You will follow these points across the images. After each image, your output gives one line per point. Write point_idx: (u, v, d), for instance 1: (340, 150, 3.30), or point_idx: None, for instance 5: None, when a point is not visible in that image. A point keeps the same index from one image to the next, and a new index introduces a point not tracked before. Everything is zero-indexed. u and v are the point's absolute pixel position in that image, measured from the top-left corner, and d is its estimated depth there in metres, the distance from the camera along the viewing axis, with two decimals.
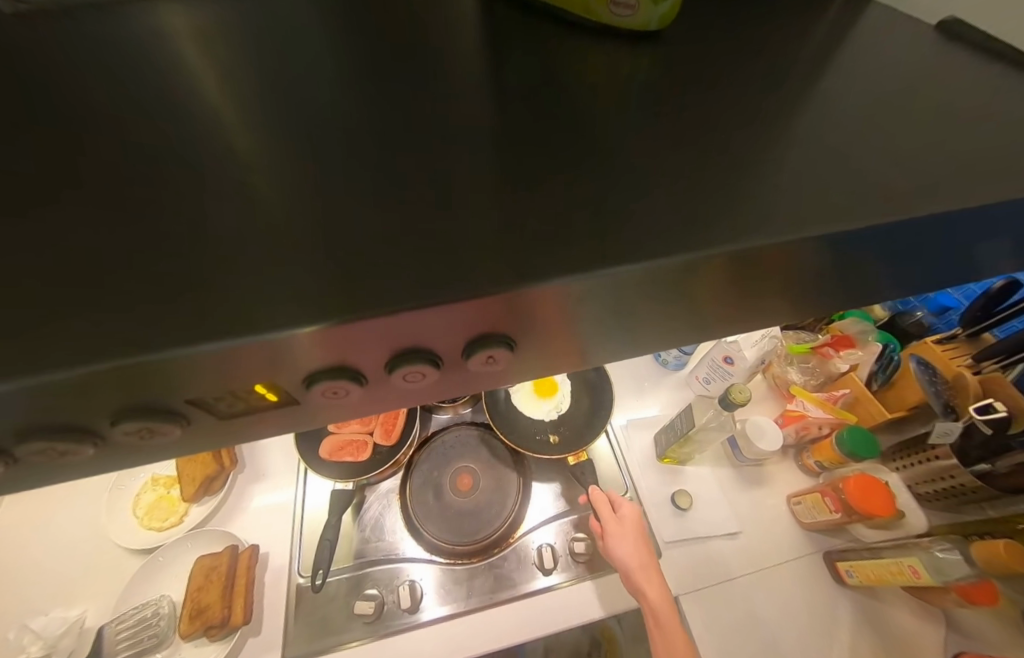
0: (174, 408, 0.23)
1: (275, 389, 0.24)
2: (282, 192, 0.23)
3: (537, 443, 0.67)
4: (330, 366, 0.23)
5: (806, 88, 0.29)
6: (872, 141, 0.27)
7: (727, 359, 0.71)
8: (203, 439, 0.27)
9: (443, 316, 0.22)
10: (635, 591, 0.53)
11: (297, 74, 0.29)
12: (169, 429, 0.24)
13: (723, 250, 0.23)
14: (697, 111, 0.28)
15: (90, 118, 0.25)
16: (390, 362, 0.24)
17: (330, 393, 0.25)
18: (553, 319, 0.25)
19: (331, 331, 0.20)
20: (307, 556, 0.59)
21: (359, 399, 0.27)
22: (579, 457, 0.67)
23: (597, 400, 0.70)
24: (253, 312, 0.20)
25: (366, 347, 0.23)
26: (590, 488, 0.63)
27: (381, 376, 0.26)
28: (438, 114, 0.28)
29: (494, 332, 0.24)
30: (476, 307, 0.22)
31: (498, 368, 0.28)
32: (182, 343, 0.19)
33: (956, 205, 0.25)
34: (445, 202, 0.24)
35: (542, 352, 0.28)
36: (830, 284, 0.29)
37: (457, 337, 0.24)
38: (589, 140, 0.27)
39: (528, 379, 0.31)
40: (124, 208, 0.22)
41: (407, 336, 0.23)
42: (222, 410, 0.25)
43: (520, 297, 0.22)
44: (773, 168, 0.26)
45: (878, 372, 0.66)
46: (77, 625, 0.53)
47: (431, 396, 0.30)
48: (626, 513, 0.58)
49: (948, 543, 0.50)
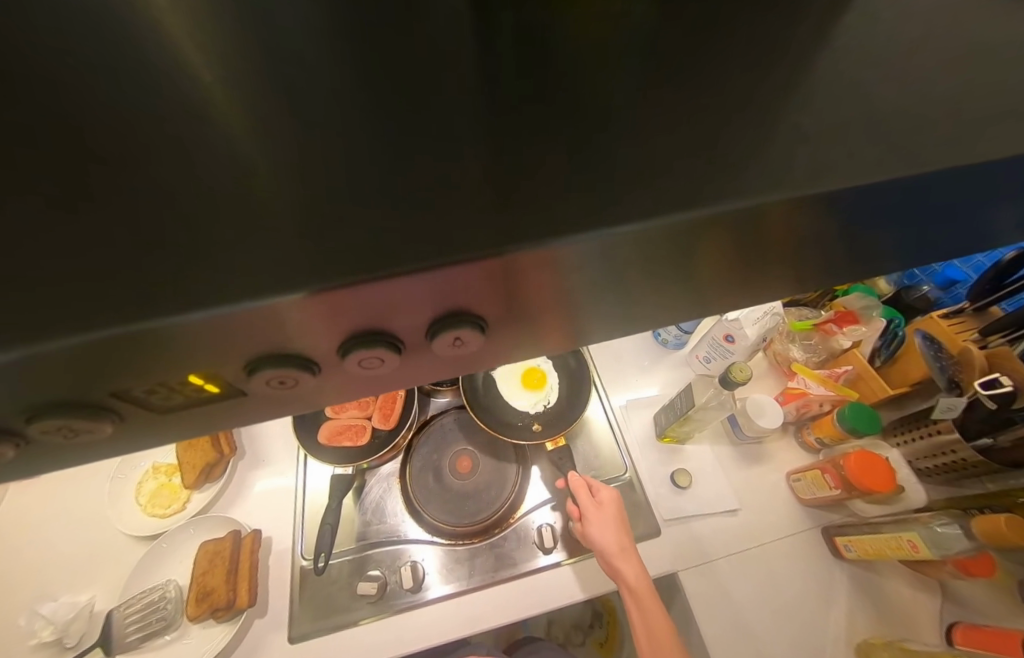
0: (96, 403, 0.22)
1: (214, 380, 0.24)
2: (259, 158, 0.22)
3: (522, 428, 0.66)
4: (273, 353, 0.23)
5: (830, 30, 0.27)
6: (896, 89, 0.25)
7: (727, 337, 0.70)
8: (138, 435, 0.26)
9: (385, 294, 0.21)
10: (613, 572, 0.54)
11: (281, 22, 0.27)
12: (98, 426, 0.23)
13: (724, 207, 0.22)
14: (707, 61, 0.26)
15: (32, 79, 0.23)
16: (342, 347, 0.24)
17: (278, 382, 0.25)
18: (544, 290, 0.24)
19: (310, 302, 0.20)
20: (310, 539, 0.60)
21: (315, 386, 0.27)
22: (557, 443, 0.66)
23: (579, 396, 0.69)
24: (240, 278, 0.19)
25: (318, 328, 0.22)
26: (568, 474, 0.62)
27: (334, 362, 0.25)
28: (426, 70, 0.26)
29: (454, 311, 0.24)
30: (455, 275, 0.21)
31: (462, 352, 0.27)
32: (164, 310, 0.18)
33: (973, 158, 0.23)
34: (438, 161, 0.23)
35: (512, 333, 0.27)
36: (834, 251, 0.28)
37: (412, 317, 0.23)
38: (583, 97, 0.25)
39: (500, 362, 0.31)
40: (90, 175, 0.21)
41: (357, 317, 0.22)
42: (155, 404, 0.24)
43: (514, 262, 0.21)
44: (784, 122, 0.24)
45: (882, 348, 0.65)
46: (86, 610, 0.55)
47: (393, 382, 0.29)
48: (604, 497, 0.58)
49: (948, 517, 0.50)
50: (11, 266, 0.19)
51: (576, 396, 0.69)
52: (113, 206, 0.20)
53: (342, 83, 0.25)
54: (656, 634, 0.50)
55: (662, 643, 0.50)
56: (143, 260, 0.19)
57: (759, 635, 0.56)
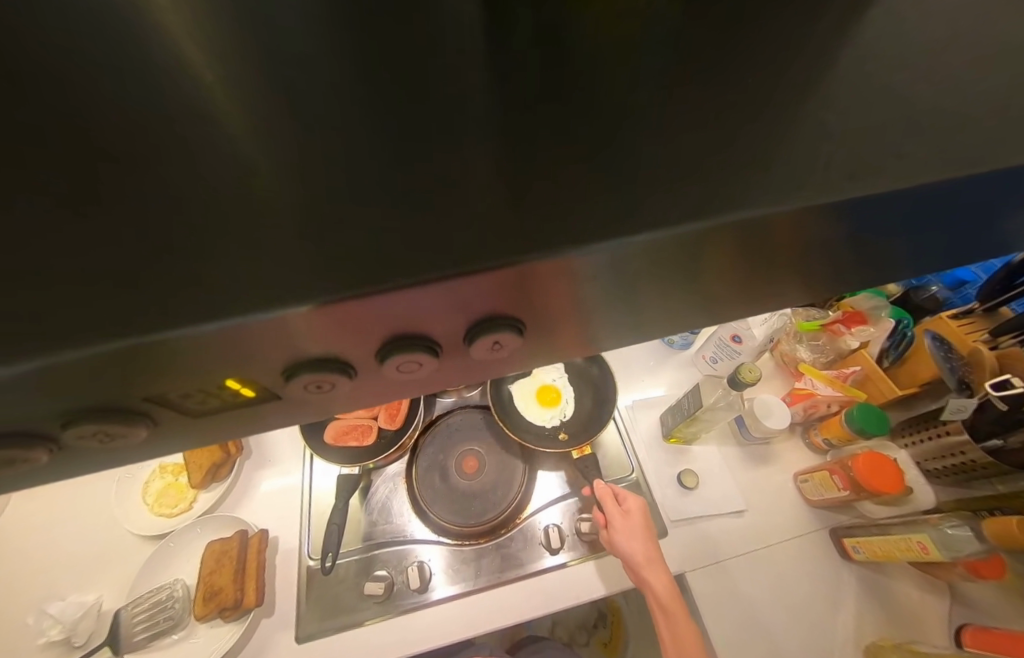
0: (131, 407, 0.22)
1: (250, 384, 0.24)
2: (269, 161, 0.22)
3: (547, 439, 0.66)
4: (314, 357, 0.23)
5: (844, 30, 0.27)
6: (911, 89, 0.25)
7: (735, 338, 0.71)
8: (171, 439, 0.26)
9: (429, 298, 0.21)
10: (641, 581, 0.54)
11: (289, 21, 0.27)
12: (133, 431, 0.23)
13: (739, 210, 0.22)
14: (719, 61, 0.26)
15: (41, 81, 0.23)
16: (381, 351, 0.24)
17: (315, 386, 0.25)
18: (583, 291, 0.24)
19: (338, 307, 0.20)
20: (316, 539, 0.60)
21: (349, 390, 0.27)
22: (584, 451, 0.65)
23: (604, 404, 0.68)
24: (248, 287, 0.19)
25: (359, 332, 0.22)
26: (594, 482, 0.62)
27: (371, 366, 0.25)
28: (437, 70, 0.26)
29: (494, 314, 0.24)
30: (500, 278, 0.21)
31: (498, 355, 0.27)
32: (173, 319, 0.18)
33: (990, 160, 0.23)
34: (449, 163, 0.23)
35: (547, 335, 0.27)
36: (849, 253, 0.28)
37: (454, 321, 0.23)
38: (594, 97, 0.25)
39: (531, 365, 0.31)
40: (99, 179, 0.21)
41: (398, 321, 0.22)
42: (191, 408, 0.24)
43: (528, 271, 0.21)
44: (797, 123, 0.24)
45: (890, 348, 0.64)
46: (94, 608, 0.55)
47: (424, 386, 0.29)
48: (631, 505, 0.58)
49: (958, 519, 0.49)
50: (21, 270, 0.19)
51: (602, 404, 0.68)
52: (122, 210, 0.20)
53: (353, 84, 0.25)
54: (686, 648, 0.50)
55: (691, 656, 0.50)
56: (153, 265, 0.19)
57: (767, 637, 0.56)
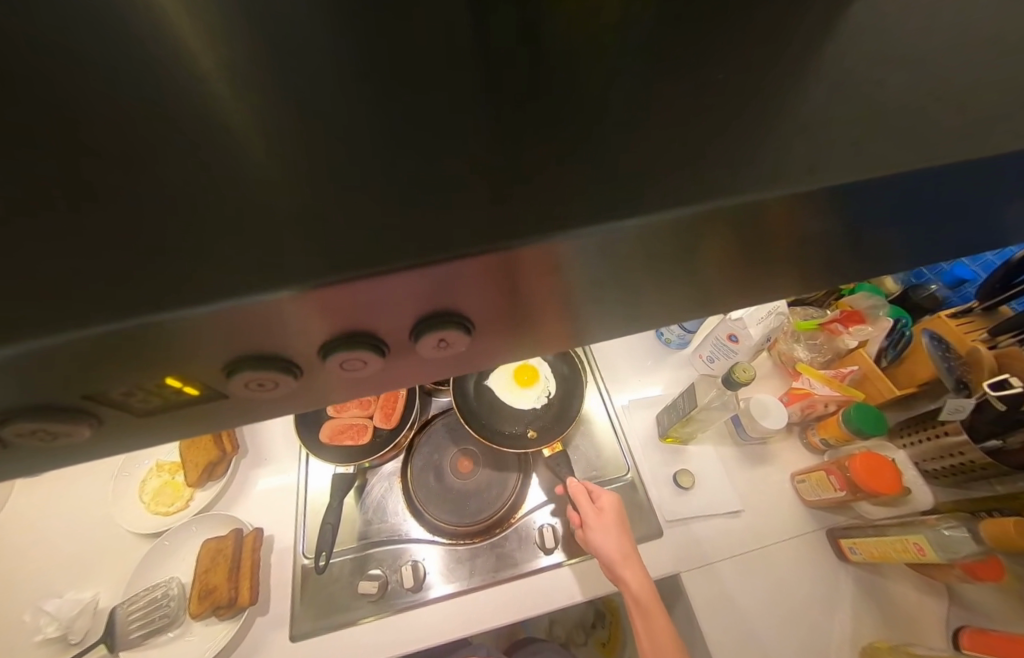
0: (70, 406, 0.22)
1: (192, 383, 0.24)
2: (259, 153, 0.22)
3: (516, 437, 0.66)
4: (252, 354, 0.23)
5: (837, 21, 0.26)
6: (904, 81, 0.24)
7: (731, 337, 0.69)
8: (117, 438, 0.26)
9: (366, 295, 0.21)
10: (616, 579, 0.54)
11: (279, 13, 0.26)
12: (75, 430, 0.23)
13: (728, 202, 0.21)
14: (711, 53, 0.25)
15: (35, 79, 0.23)
16: (323, 348, 0.23)
17: (257, 385, 0.24)
18: (530, 289, 0.24)
19: (277, 305, 0.20)
20: (311, 537, 0.60)
21: (296, 388, 0.27)
22: (555, 449, 0.64)
23: (573, 397, 0.68)
24: (241, 278, 0.19)
25: (299, 328, 0.22)
26: (567, 480, 0.61)
27: (316, 364, 0.25)
28: (427, 62, 0.26)
29: (437, 311, 0.23)
30: (431, 275, 0.21)
31: (446, 354, 0.27)
32: (169, 306, 0.19)
33: (982, 152, 0.23)
34: (438, 156, 0.23)
35: (497, 335, 0.27)
36: (840, 247, 0.27)
37: (395, 318, 0.23)
38: (585, 91, 0.25)
39: (485, 364, 0.30)
40: (91, 175, 0.21)
41: (336, 318, 0.22)
42: (134, 407, 0.24)
43: (517, 257, 0.21)
44: (788, 114, 0.23)
45: (889, 348, 0.63)
46: (91, 606, 0.55)
47: (377, 384, 0.29)
48: (604, 504, 0.57)
49: (956, 521, 0.49)
50: (16, 267, 0.19)
51: (571, 397, 0.69)
52: (113, 206, 0.20)
53: (341, 76, 0.25)
54: (658, 641, 0.51)
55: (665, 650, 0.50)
56: (146, 260, 0.19)
57: (763, 639, 0.55)
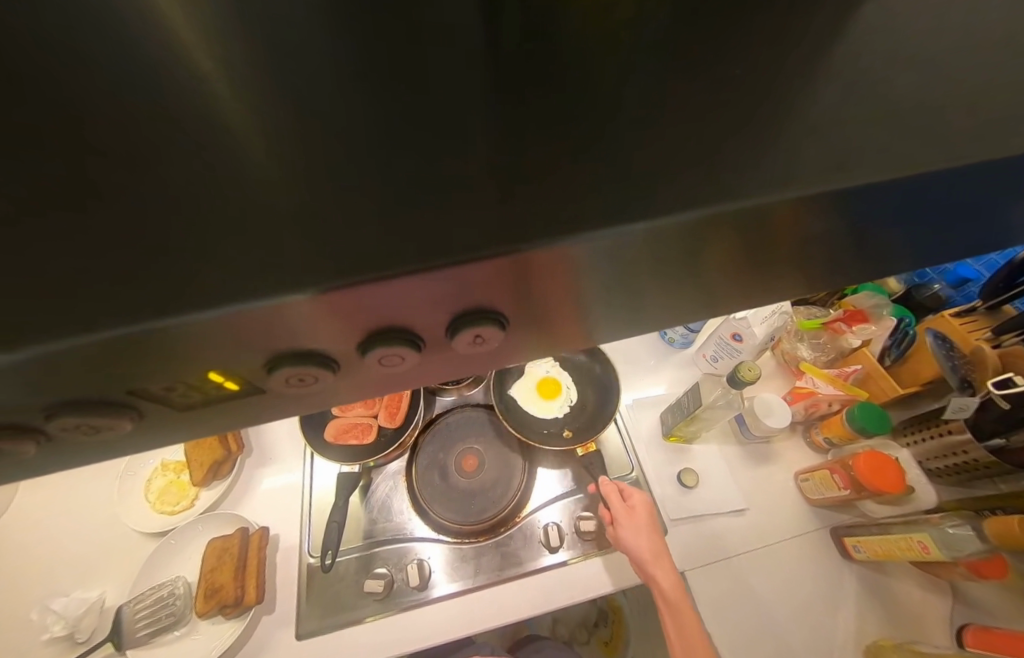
0: (117, 400, 0.22)
1: (234, 378, 0.24)
2: (265, 154, 0.22)
3: (549, 437, 0.67)
4: (294, 349, 0.23)
5: (842, 22, 0.26)
6: (907, 81, 0.25)
7: (735, 336, 0.71)
8: (161, 431, 0.27)
9: (409, 290, 0.21)
10: (647, 577, 0.54)
11: (283, 13, 0.26)
12: (118, 423, 0.23)
13: (736, 203, 0.22)
14: (716, 55, 0.25)
15: (43, 81, 0.23)
16: (363, 343, 0.24)
17: (297, 380, 0.25)
18: (566, 286, 0.24)
19: (327, 299, 0.20)
20: (316, 537, 0.60)
21: (334, 384, 0.27)
22: (588, 449, 0.66)
23: (608, 395, 0.69)
24: (250, 280, 0.19)
25: (342, 324, 0.22)
26: (599, 479, 0.62)
27: (354, 360, 0.25)
28: (431, 63, 0.26)
29: (477, 307, 0.24)
30: (478, 271, 0.21)
31: (482, 349, 0.27)
32: (177, 309, 0.19)
33: (986, 152, 0.23)
34: (444, 157, 0.23)
35: (532, 330, 0.27)
36: (845, 247, 0.28)
37: (435, 314, 0.23)
38: (592, 91, 0.25)
39: (516, 360, 0.31)
40: (99, 177, 0.21)
41: (378, 313, 0.22)
42: (176, 401, 0.24)
43: (526, 258, 0.21)
44: (793, 115, 0.24)
45: (891, 348, 0.64)
46: (97, 605, 0.55)
47: (408, 381, 0.29)
48: (636, 502, 0.58)
49: (960, 519, 0.49)
50: (26, 269, 0.19)
51: (603, 398, 0.69)
52: (122, 209, 0.20)
53: (346, 77, 0.25)
54: (692, 642, 0.50)
55: (696, 649, 0.50)
56: (154, 262, 0.19)
57: (768, 637, 0.56)
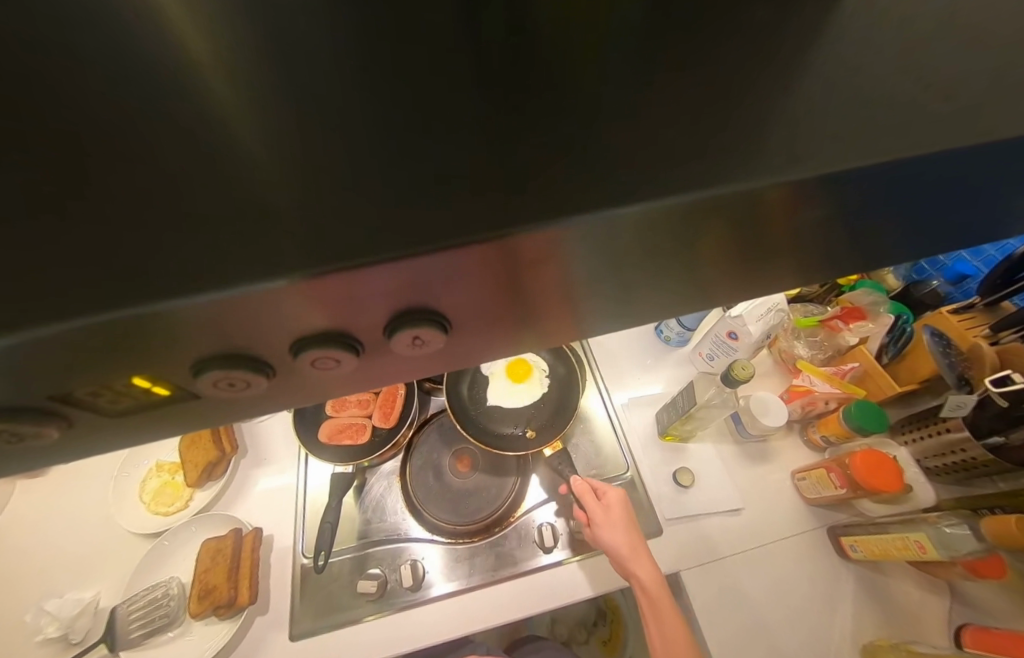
0: (41, 406, 0.22)
1: (162, 383, 0.24)
2: (254, 144, 0.22)
3: (513, 439, 0.65)
4: (225, 353, 0.23)
5: (837, 10, 0.26)
6: (902, 69, 0.24)
7: (731, 334, 0.69)
8: (91, 439, 0.26)
9: (338, 290, 0.21)
10: (626, 574, 0.54)
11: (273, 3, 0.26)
12: (43, 431, 0.23)
13: (726, 192, 0.21)
14: (709, 43, 0.25)
15: (26, 75, 0.23)
16: (296, 345, 0.23)
17: (227, 384, 0.24)
18: (518, 280, 0.23)
19: (302, 289, 0.20)
20: (310, 537, 0.60)
21: (270, 388, 0.27)
22: (556, 447, 0.64)
23: (571, 397, 0.67)
24: (239, 270, 0.19)
25: (269, 326, 0.22)
26: (570, 479, 0.61)
27: (288, 364, 0.25)
28: (421, 54, 0.25)
29: (409, 309, 0.23)
30: (452, 261, 0.21)
31: (423, 352, 0.26)
32: (158, 301, 0.19)
33: (982, 138, 0.23)
34: (433, 148, 0.23)
35: (478, 333, 0.27)
36: (837, 240, 0.27)
37: (370, 316, 0.23)
38: (583, 82, 0.24)
39: (463, 366, 0.30)
40: (90, 169, 0.21)
41: (308, 315, 0.22)
42: (102, 406, 0.24)
43: (516, 243, 0.21)
44: (786, 103, 0.23)
45: (889, 343, 0.63)
46: (91, 606, 0.55)
47: (353, 384, 0.29)
48: (611, 500, 0.57)
49: (957, 518, 0.48)
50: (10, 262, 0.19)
51: (567, 401, 0.67)
52: (108, 207, 0.20)
53: (335, 68, 0.24)
54: (670, 635, 0.50)
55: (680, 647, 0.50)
56: (138, 256, 0.19)
57: (764, 637, 0.55)
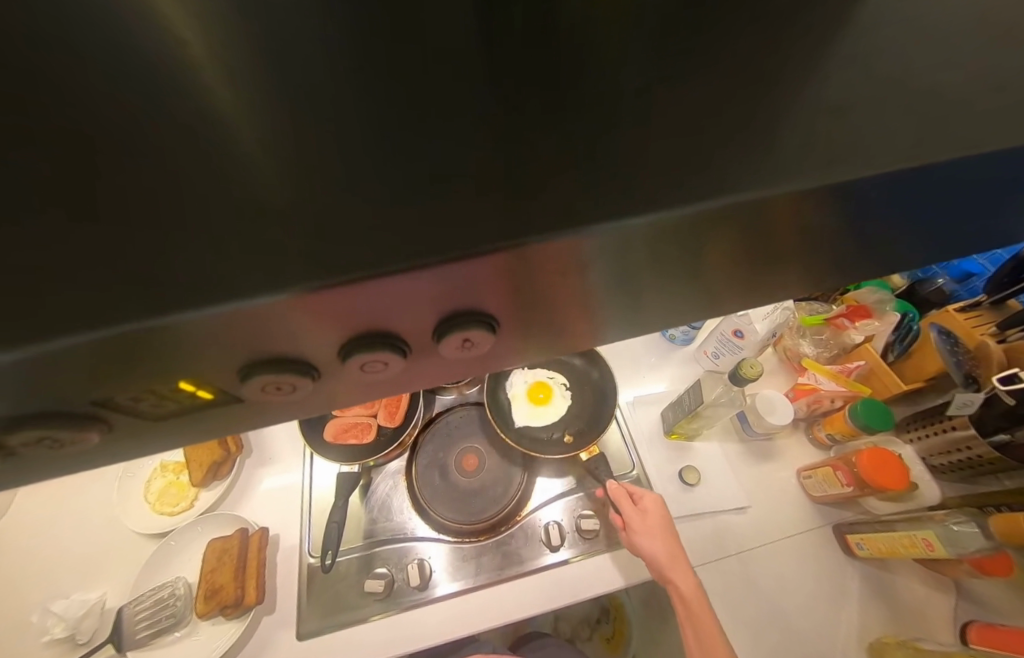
0: (83, 412, 0.22)
1: (206, 387, 0.23)
2: (261, 148, 0.21)
3: (550, 445, 0.65)
4: (274, 356, 0.23)
5: (850, 10, 0.26)
6: (916, 71, 0.24)
7: (737, 333, 0.71)
8: (129, 442, 0.26)
9: (394, 292, 0.21)
10: (664, 577, 0.54)
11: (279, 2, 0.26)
12: (84, 435, 0.23)
13: (742, 197, 0.21)
14: (722, 43, 0.25)
15: (28, 77, 0.22)
16: (347, 348, 0.23)
17: (273, 388, 0.24)
18: (548, 287, 0.23)
19: (311, 300, 0.19)
20: (317, 536, 0.60)
21: (313, 391, 0.26)
22: (592, 451, 0.63)
23: (606, 400, 0.68)
24: (247, 280, 0.19)
25: (323, 327, 0.22)
26: (607, 483, 0.61)
27: (336, 366, 0.25)
28: (430, 54, 0.25)
29: (460, 310, 0.23)
30: (465, 272, 0.21)
31: (469, 354, 0.26)
32: (171, 308, 0.18)
33: (997, 142, 0.22)
34: (444, 152, 0.22)
35: (524, 333, 0.27)
36: (851, 242, 0.27)
37: (421, 317, 0.23)
38: (595, 83, 0.24)
39: (504, 366, 0.30)
40: (95, 174, 0.20)
41: (361, 317, 0.22)
42: (142, 411, 0.24)
43: (529, 252, 0.21)
44: (800, 105, 0.23)
45: (895, 343, 0.64)
46: (97, 606, 0.55)
47: (397, 387, 0.29)
48: (648, 505, 0.58)
49: (965, 516, 0.48)
50: (16, 270, 0.18)
51: (600, 405, 0.68)
52: (114, 213, 0.20)
53: (342, 69, 0.24)
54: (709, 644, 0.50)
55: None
56: (145, 265, 0.19)
57: (770, 634, 0.55)
